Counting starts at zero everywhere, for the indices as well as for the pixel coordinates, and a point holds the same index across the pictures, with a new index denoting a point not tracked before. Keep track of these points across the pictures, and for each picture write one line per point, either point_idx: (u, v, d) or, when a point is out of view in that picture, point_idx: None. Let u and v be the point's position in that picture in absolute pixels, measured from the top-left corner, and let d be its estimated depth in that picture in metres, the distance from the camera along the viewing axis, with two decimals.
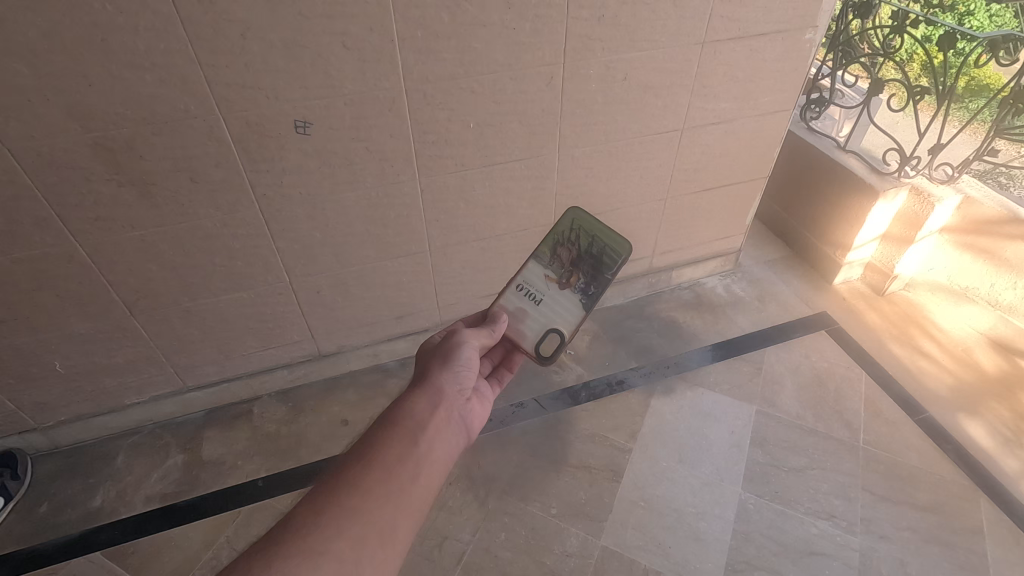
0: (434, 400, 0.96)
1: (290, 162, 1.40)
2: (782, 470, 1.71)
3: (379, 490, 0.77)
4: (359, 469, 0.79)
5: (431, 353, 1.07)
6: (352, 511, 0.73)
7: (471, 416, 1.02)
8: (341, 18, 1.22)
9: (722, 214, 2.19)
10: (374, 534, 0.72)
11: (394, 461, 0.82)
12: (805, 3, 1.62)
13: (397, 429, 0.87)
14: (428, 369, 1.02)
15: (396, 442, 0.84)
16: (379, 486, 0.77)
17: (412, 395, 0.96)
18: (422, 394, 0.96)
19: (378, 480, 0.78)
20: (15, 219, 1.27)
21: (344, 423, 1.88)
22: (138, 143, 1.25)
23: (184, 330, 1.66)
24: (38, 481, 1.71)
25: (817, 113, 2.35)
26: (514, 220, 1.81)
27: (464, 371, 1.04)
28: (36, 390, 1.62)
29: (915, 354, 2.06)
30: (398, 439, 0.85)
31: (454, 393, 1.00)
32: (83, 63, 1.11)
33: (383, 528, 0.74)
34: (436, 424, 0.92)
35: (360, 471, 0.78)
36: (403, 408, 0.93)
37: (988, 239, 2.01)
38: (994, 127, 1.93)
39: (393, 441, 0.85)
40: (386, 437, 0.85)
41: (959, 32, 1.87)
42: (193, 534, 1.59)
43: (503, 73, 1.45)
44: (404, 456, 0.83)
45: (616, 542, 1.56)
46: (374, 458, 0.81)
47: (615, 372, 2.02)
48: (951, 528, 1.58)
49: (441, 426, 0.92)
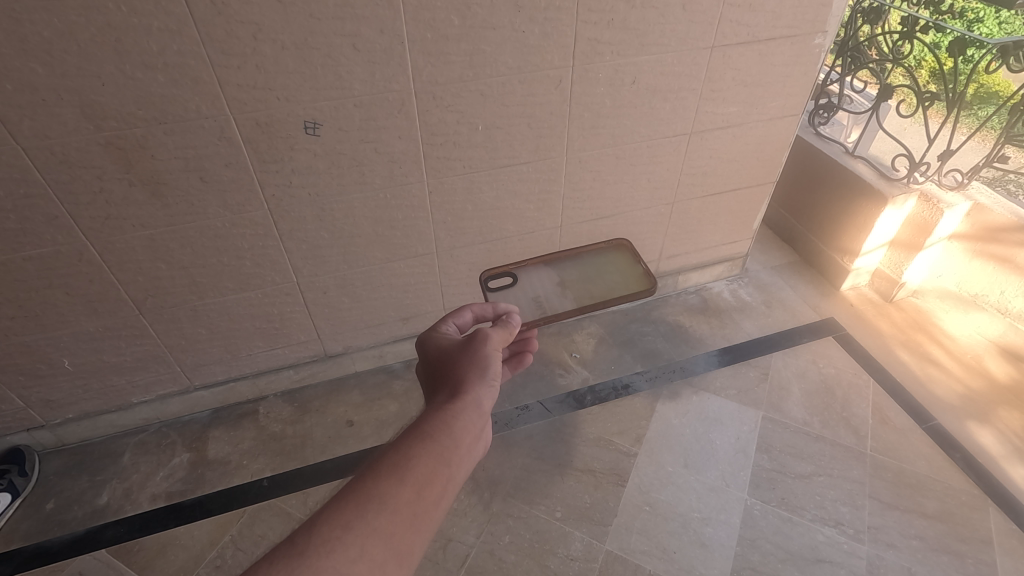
0: (473, 415, 0.80)
1: (300, 162, 1.41)
2: (788, 477, 1.70)
3: (407, 511, 0.65)
4: (385, 485, 0.65)
5: (458, 353, 0.90)
6: (374, 535, 0.61)
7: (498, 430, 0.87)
8: (352, 20, 1.22)
9: (729, 219, 2.18)
10: (395, 561, 0.61)
11: (426, 478, 0.69)
12: (816, 7, 1.62)
13: (429, 443, 0.73)
14: (460, 373, 0.85)
15: (429, 455, 0.71)
16: (409, 506, 0.65)
17: (440, 402, 0.81)
18: (462, 406, 0.80)
19: (407, 500, 0.65)
20: (27, 217, 1.28)
21: (349, 423, 1.88)
22: (149, 143, 1.26)
23: (192, 329, 1.67)
24: (45, 478, 1.72)
25: (825, 119, 2.35)
26: (521, 222, 1.81)
27: (498, 380, 0.88)
28: (45, 388, 1.63)
29: (924, 361, 2.04)
30: (430, 453, 0.71)
31: (489, 404, 0.84)
32: (97, 64, 1.12)
33: (406, 557, 0.62)
34: (473, 443, 0.77)
35: (388, 486, 0.65)
36: (431, 417, 0.77)
37: (998, 246, 2.00)
38: (1004, 134, 1.92)
39: (425, 453, 0.71)
40: (415, 449, 0.71)
41: (969, 38, 1.86)
42: (198, 533, 1.59)
43: (513, 76, 1.45)
44: (436, 475, 0.70)
45: (620, 546, 1.55)
46: (403, 473, 0.68)
47: (620, 376, 2.02)
48: (959, 536, 1.56)
49: (477, 446, 0.78)
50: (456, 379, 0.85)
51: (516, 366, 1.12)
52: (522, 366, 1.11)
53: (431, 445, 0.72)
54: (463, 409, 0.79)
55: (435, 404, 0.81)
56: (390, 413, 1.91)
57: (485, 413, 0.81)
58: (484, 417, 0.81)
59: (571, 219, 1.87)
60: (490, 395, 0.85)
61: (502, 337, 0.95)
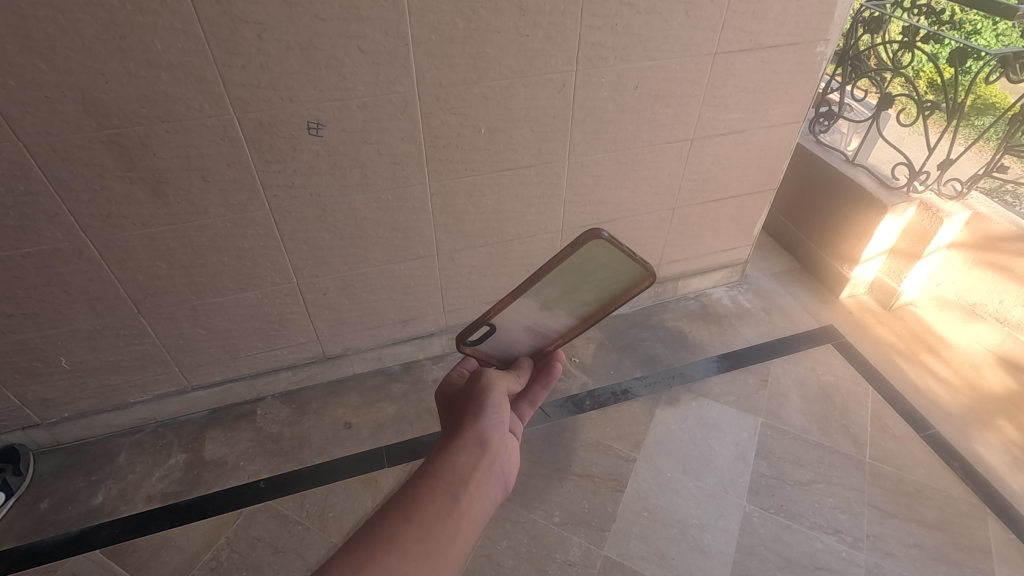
0: (477, 449, 0.84)
1: (302, 162, 1.41)
2: (787, 484, 1.70)
3: (418, 549, 0.68)
4: (394, 525, 0.69)
5: (461, 397, 0.93)
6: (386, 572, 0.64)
7: (516, 465, 0.89)
8: (357, 21, 1.22)
9: (729, 226, 2.19)
10: None
11: (436, 515, 0.73)
12: (817, 15, 1.63)
13: (434, 482, 0.77)
14: (460, 415, 0.89)
15: (437, 493, 0.75)
16: (418, 543, 0.68)
17: (445, 446, 0.85)
18: (463, 444, 0.84)
19: (416, 537, 0.69)
20: (26, 214, 1.27)
21: (347, 425, 1.87)
22: (152, 141, 1.26)
23: (190, 329, 1.66)
24: (39, 478, 1.71)
25: (826, 126, 2.36)
26: (523, 226, 1.81)
27: (506, 417, 0.91)
28: (41, 386, 1.62)
29: (922, 371, 2.04)
30: (435, 492, 0.75)
31: (499, 440, 0.87)
32: (101, 62, 1.12)
33: None
34: (479, 477, 0.80)
35: (398, 528, 0.69)
36: (436, 460, 0.81)
37: (997, 255, 2.01)
38: (1002, 144, 1.93)
39: (431, 492, 0.75)
40: (421, 490, 0.75)
41: (969, 48, 1.87)
42: (193, 535, 1.58)
43: (516, 80, 1.45)
44: (444, 511, 0.73)
45: (618, 552, 1.54)
46: (411, 512, 0.72)
47: (619, 382, 2.01)
48: (957, 545, 1.56)
49: (484, 478, 0.81)
50: (458, 420, 0.88)
51: (549, 380, 1.03)
52: (555, 378, 1.02)
53: (435, 485, 0.76)
54: (463, 446, 0.83)
55: (440, 447, 0.85)
56: (388, 415, 1.90)
57: (490, 446, 0.85)
58: (489, 448, 0.85)
59: (571, 223, 1.87)
60: (500, 433, 0.88)
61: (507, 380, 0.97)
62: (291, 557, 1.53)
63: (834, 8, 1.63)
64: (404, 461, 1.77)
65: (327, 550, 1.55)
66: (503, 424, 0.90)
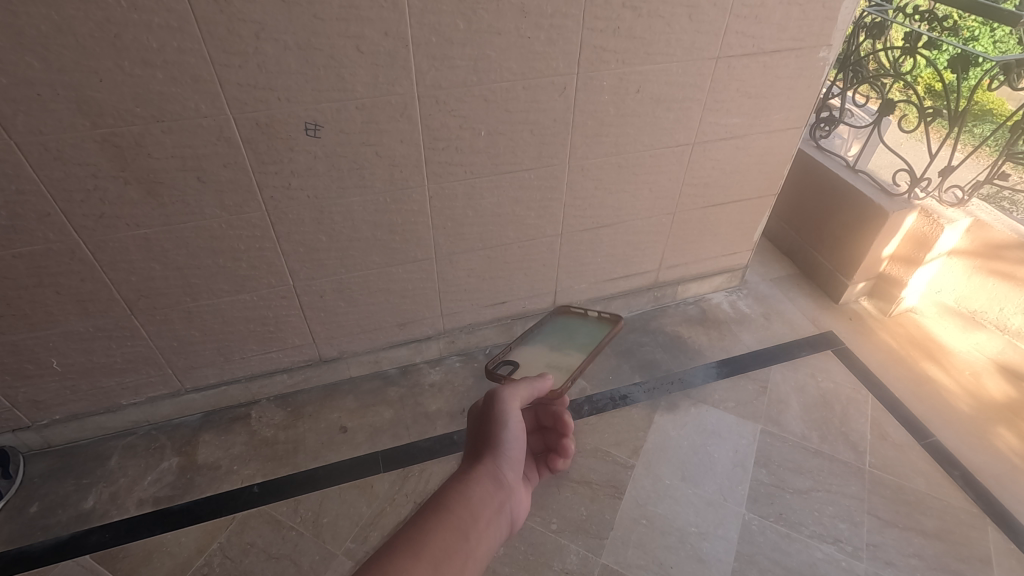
0: (488, 485, 0.87)
1: (299, 163, 1.39)
2: (787, 492, 1.68)
3: None
4: (404, 559, 0.70)
5: (479, 427, 0.97)
6: None
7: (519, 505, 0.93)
8: (357, 21, 1.21)
9: (729, 231, 2.18)
10: None
11: (444, 549, 0.74)
12: (820, 20, 1.62)
13: (445, 517, 0.78)
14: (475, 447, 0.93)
15: (446, 530, 0.77)
16: None
17: (457, 476, 0.87)
18: (476, 479, 0.87)
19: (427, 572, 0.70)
20: (18, 213, 1.25)
21: (343, 429, 1.85)
22: (146, 141, 1.24)
23: (185, 331, 1.64)
24: (29, 480, 1.68)
25: (827, 132, 2.35)
26: (522, 229, 1.79)
27: (517, 448, 0.96)
28: (32, 388, 1.59)
29: (922, 378, 2.03)
30: (444, 526, 0.77)
31: (506, 472, 0.92)
32: (94, 59, 1.10)
33: None
34: (488, 515, 0.83)
35: (408, 561, 0.69)
36: (448, 492, 0.84)
37: (999, 263, 2.01)
38: (1003, 152, 1.91)
39: (442, 528, 0.77)
40: (432, 524, 0.76)
41: (972, 55, 1.86)
42: (185, 540, 1.55)
43: (517, 82, 1.44)
44: (453, 547, 0.75)
45: (616, 560, 1.53)
46: (421, 546, 0.72)
47: (617, 387, 1.99)
48: (957, 555, 1.55)
49: (492, 517, 0.83)
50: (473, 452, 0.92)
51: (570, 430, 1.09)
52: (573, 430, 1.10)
53: (446, 521, 0.78)
54: (475, 479, 0.86)
55: (452, 479, 0.87)
56: (384, 419, 1.88)
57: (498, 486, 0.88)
58: (500, 487, 0.88)
59: (571, 227, 1.86)
60: (508, 464, 0.93)
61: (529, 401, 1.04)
62: (284, 563, 1.51)
63: (836, 14, 1.62)
64: (400, 466, 1.75)
65: (321, 556, 1.53)
66: (514, 461, 0.94)
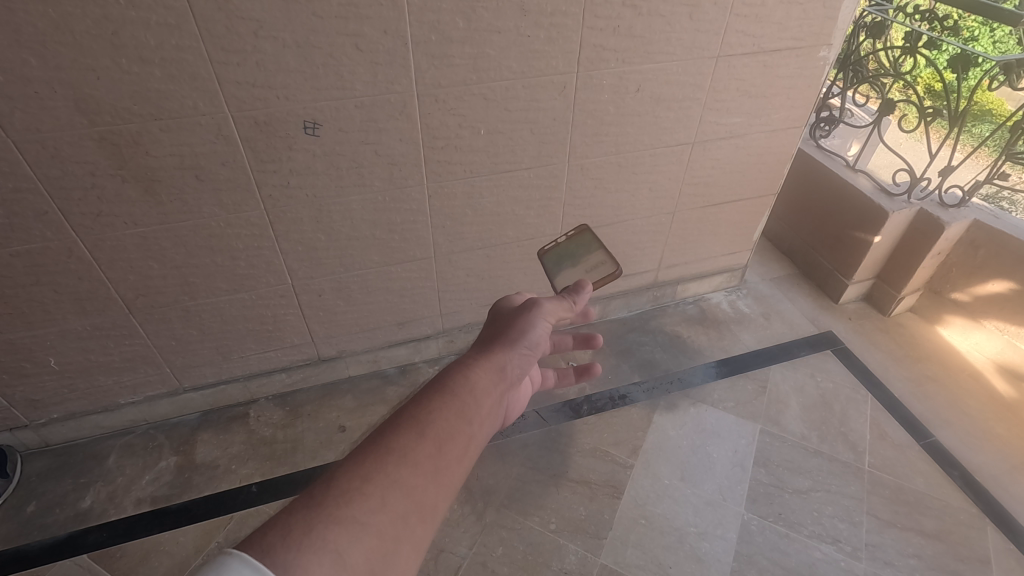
0: (502, 373, 0.78)
1: (298, 162, 1.38)
2: (786, 492, 1.68)
3: (429, 464, 0.59)
4: (405, 434, 0.60)
5: (504, 321, 0.90)
6: (395, 485, 0.55)
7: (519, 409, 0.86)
8: (355, 19, 1.20)
9: (729, 230, 2.17)
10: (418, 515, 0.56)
11: (445, 431, 0.63)
12: (820, 20, 1.62)
13: (451, 396, 0.68)
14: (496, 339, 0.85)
15: (451, 409, 0.66)
16: (429, 458, 0.59)
17: (468, 358, 0.78)
18: (489, 364, 0.77)
19: (429, 454, 0.60)
20: (15, 211, 1.25)
21: (341, 428, 1.85)
22: (144, 140, 1.23)
23: (183, 330, 1.63)
24: (27, 480, 1.68)
25: (827, 131, 2.34)
26: (522, 228, 1.79)
27: (531, 351, 0.88)
28: (29, 387, 1.59)
29: (921, 378, 2.03)
30: (451, 405, 0.67)
31: (516, 371, 0.83)
32: (92, 57, 1.09)
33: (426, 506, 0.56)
34: (496, 405, 0.73)
35: (407, 433, 0.60)
36: (456, 368, 0.74)
37: (999, 263, 2.00)
38: (1004, 152, 1.91)
39: (448, 405, 0.66)
40: (436, 402, 0.66)
41: (972, 54, 1.85)
42: (183, 540, 1.55)
43: (516, 81, 1.43)
44: (458, 429, 0.64)
45: (615, 560, 1.52)
46: (425, 424, 0.62)
47: (617, 387, 1.99)
48: (956, 555, 1.55)
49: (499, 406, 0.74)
50: (492, 342, 0.84)
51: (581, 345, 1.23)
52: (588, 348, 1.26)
53: (453, 398, 0.68)
54: (489, 365, 0.77)
55: (461, 358, 0.78)
56: (383, 419, 1.88)
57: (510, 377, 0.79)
58: (510, 378, 0.79)
59: (571, 227, 1.86)
60: (518, 360, 0.83)
61: (557, 311, 0.97)
62: None
63: (836, 13, 1.61)
64: None
65: None
66: (531, 362, 0.87)
